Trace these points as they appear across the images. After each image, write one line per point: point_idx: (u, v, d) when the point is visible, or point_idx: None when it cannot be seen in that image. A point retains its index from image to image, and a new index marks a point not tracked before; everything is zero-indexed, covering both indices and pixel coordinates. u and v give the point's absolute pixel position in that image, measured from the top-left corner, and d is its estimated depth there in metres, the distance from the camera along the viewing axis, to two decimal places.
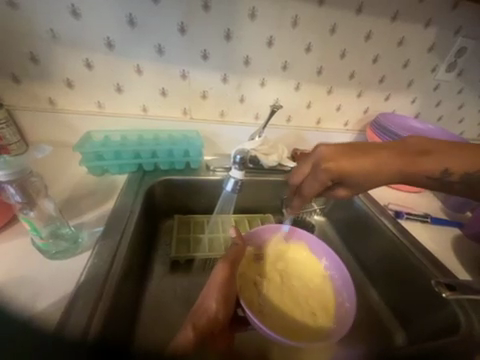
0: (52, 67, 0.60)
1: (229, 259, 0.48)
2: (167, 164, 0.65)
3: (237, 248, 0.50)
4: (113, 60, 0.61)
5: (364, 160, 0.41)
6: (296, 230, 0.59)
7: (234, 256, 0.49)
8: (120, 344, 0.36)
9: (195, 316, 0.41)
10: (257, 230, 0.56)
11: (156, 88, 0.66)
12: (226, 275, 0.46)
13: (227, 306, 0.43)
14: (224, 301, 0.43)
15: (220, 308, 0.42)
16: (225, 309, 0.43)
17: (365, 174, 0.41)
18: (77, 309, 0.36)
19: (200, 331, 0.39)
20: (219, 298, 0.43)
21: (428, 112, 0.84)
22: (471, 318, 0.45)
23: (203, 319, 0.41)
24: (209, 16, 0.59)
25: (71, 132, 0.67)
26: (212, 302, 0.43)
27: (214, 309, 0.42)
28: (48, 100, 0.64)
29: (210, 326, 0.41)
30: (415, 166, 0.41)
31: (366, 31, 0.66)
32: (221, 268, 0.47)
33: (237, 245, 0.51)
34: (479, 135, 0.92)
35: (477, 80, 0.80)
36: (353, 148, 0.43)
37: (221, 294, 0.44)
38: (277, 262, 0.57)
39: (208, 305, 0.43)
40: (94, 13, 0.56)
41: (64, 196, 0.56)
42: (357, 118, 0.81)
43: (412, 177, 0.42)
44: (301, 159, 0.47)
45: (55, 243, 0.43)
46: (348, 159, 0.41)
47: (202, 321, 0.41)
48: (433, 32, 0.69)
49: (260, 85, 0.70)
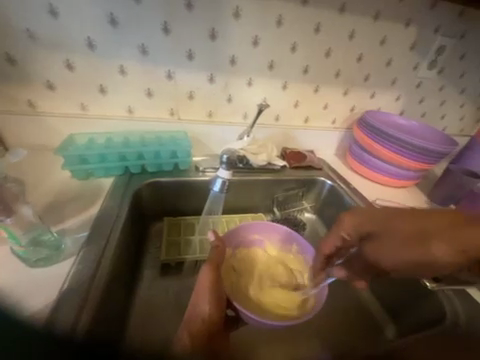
0: (31, 69, 0.58)
1: (213, 262, 0.45)
2: (154, 166, 0.64)
3: (217, 252, 0.46)
4: (95, 60, 0.60)
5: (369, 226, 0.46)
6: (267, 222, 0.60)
7: (217, 258, 0.46)
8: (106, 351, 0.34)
9: (190, 322, 0.39)
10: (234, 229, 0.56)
11: (141, 89, 0.65)
12: (214, 277, 0.43)
13: (220, 308, 0.42)
14: (217, 302, 0.41)
15: (213, 309, 0.40)
16: (220, 310, 0.41)
17: (370, 225, 0.46)
18: (61, 317, 0.34)
19: (198, 337, 0.38)
20: (212, 300, 0.41)
21: (412, 109, 0.86)
22: (454, 303, 0.48)
23: (199, 325, 0.39)
24: (193, 15, 0.59)
25: (54, 135, 0.65)
26: (205, 305, 0.40)
27: (207, 310, 0.40)
28: (27, 103, 0.61)
29: (207, 330, 0.39)
30: (396, 228, 0.43)
31: (349, 31, 0.67)
32: (207, 272, 0.43)
33: (217, 249, 0.47)
34: (461, 130, 0.95)
35: (457, 77, 0.82)
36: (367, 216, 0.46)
37: (214, 296, 0.41)
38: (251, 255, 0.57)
39: (201, 309, 0.40)
40: (73, 13, 0.54)
41: (46, 201, 0.54)
42: (344, 116, 0.82)
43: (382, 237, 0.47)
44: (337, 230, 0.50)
45: (35, 251, 0.42)
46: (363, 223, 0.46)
47: (198, 327, 0.39)
48: (413, 31, 0.71)
49: (248, 84, 0.70)
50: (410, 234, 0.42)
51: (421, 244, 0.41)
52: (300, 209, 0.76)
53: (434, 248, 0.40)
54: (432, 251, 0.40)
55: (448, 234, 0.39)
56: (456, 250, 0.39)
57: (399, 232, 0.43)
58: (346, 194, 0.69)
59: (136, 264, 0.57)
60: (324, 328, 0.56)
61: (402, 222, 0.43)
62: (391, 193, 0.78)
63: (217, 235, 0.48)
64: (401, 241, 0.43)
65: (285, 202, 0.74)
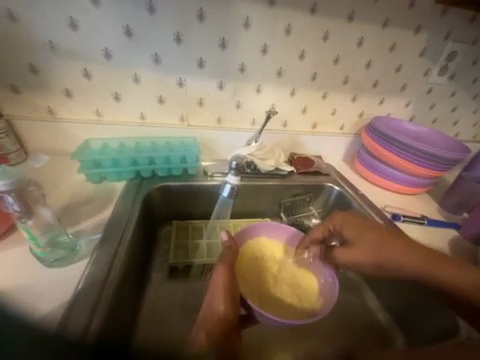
0: (52, 77, 0.62)
1: (227, 262, 0.45)
2: (164, 170, 0.65)
3: (230, 252, 0.47)
4: (111, 69, 0.62)
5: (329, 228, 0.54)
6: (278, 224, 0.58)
7: (231, 258, 0.46)
8: (118, 349, 0.36)
9: (206, 321, 0.40)
10: (245, 230, 0.56)
11: (153, 96, 0.67)
12: (228, 277, 0.43)
13: (235, 306, 0.41)
14: (231, 301, 0.40)
15: (228, 309, 0.40)
16: (234, 309, 0.40)
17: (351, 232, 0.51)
18: (76, 314, 0.36)
19: (213, 336, 0.37)
20: (226, 300, 0.40)
21: (422, 115, 0.85)
22: (466, 316, 0.46)
23: (214, 324, 0.38)
24: (205, 26, 0.61)
25: (70, 140, 0.68)
26: (220, 305, 0.40)
27: (222, 310, 0.39)
28: (47, 109, 0.65)
29: (222, 329, 0.38)
30: (377, 240, 0.49)
31: (358, 38, 0.68)
32: (221, 272, 0.43)
33: (230, 248, 0.48)
34: (473, 136, 0.93)
35: (469, 83, 0.81)
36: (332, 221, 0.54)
37: (228, 295, 0.41)
38: (251, 257, 0.55)
39: (216, 308, 0.40)
40: (92, 25, 0.57)
41: (62, 203, 0.56)
42: (352, 122, 0.82)
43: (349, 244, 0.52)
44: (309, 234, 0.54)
45: (53, 251, 0.44)
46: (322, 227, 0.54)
47: (213, 326, 0.38)
48: (423, 38, 0.71)
49: (256, 91, 0.71)
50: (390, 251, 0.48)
51: (395, 254, 0.47)
52: (308, 215, 0.75)
53: (397, 260, 0.47)
54: (395, 261, 0.47)
55: (414, 257, 0.46)
56: (413, 267, 0.46)
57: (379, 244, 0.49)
58: (355, 200, 0.69)
59: (145, 266, 0.58)
60: (331, 335, 0.55)
61: (383, 238, 0.49)
62: (401, 199, 0.77)
63: (229, 234, 0.50)
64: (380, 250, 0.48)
65: (291, 208, 0.75)
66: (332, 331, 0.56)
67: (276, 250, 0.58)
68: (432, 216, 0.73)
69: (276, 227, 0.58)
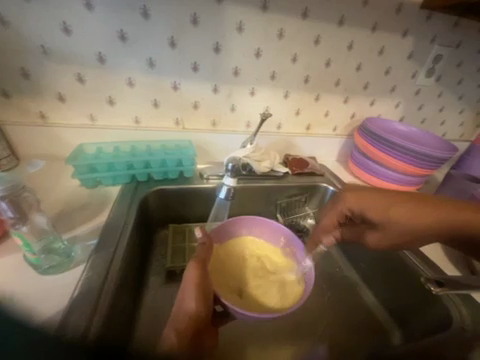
0: (44, 82, 0.61)
1: (199, 258, 0.45)
2: (160, 174, 0.65)
3: (204, 248, 0.48)
4: (105, 73, 0.62)
5: (363, 200, 0.47)
6: (253, 219, 0.60)
7: (204, 255, 0.46)
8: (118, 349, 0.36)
9: (176, 319, 0.39)
10: (220, 227, 0.57)
11: (148, 100, 0.67)
12: (198, 274, 0.43)
13: (207, 303, 0.41)
14: (203, 299, 0.40)
15: (199, 306, 0.40)
16: (205, 306, 0.40)
17: (385, 203, 0.46)
18: (72, 321, 0.35)
19: (183, 334, 0.37)
20: (197, 298, 0.40)
21: (411, 115, 0.88)
22: (459, 308, 0.47)
23: (184, 322, 0.38)
24: (199, 30, 0.61)
25: (63, 145, 0.67)
26: (191, 303, 0.40)
27: (192, 307, 0.39)
28: (39, 114, 0.64)
29: (192, 326, 0.39)
30: (398, 214, 0.45)
31: (348, 41, 0.70)
32: (192, 268, 0.43)
33: (204, 244, 0.49)
34: (460, 135, 0.97)
35: (455, 84, 0.84)
36: (363, 193, 0.48)
37: (199, 293, 0.40)
38: (225, 255, 0.56)
39: (186, 305, 0.40)
40: (85, 30, 0.57)
41: (55, 209, 0.55)
42: (345, 123, 0.84)
43: (392, 217, 0.45)
44: (330, 212, 0.51)
45: (47, 258, 0.43)
46: (353, 200, 0.48)
47: (183, 324, 0.38)
48: (410, 41, 0.73)
49: (251, 94, 0.72)
50: (416, 221, 0.44)
51: (422, 222, 0.44)
52: (303, 215, 0.77)
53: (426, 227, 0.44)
54: (426, 229, 0.44)
55: (440, 217, 0.43)
56: (444, 228, 0.43)
57: (402, 216, 0.44)
58: None
59: (142, 271, 0.58)
60: (330, 334, 0.55)
61: (401, 209, 0.45)
62: None
63: (203, 231, 0.51)
64: (405, 223, 0.44)
65: (287, 209, 0.75)
66: (330, 329, 0.56)
67: (255, 246, 0.60)
68: None
69: (242, 222, 0.60)
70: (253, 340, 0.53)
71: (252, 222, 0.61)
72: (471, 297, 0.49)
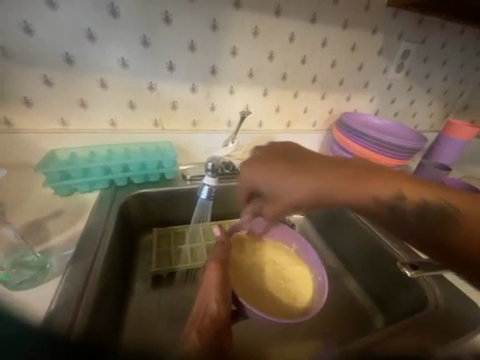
0: (7, 86, 0.57)
1: (219, 259, 0.46)
2: (140, 177, 0.64)
3: (223, 248, 0.48)
4: (75, 74, 0.59)
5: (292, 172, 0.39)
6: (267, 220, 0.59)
7: (223, 255, 0.47)
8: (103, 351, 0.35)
9: (198, 321, 0.39)
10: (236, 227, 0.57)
11: (123, 103, 0.65)
12: (219, 275, 0.43)
13: (227, 303, 0.42)
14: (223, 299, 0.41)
15: (221, 308, 0.40)
16: (226, 307, 0.41)
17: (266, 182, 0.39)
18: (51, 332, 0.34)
19: (205, 334, 0.37)
20: (218, 298, 0.41)
21: (385, 109, 0.92)
22: (433, 288, 0.51)
23: (206, 322, 0.39)
24: (172, 28, 0.60)
25: (32, 152, 0.63)
26: (213, 303, 0.40)
27: (215, 309, 0.40)
28: (4, 121, 0.60)
29: (216, 328, 0.39)
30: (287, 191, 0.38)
31: (322, 39, 0.72)
32: (214, 269, 0.44)
33: (223, 244, 0.49)
34: (430, 126, 1.03)
35: (423, 78, 0.89)
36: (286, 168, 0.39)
37: (219, 293, 0.42)
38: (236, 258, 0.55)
39: (209, 306, 0.40)
40: (49, 29, 0.54)
41: (27, 220, 0.52)
42: (324, 118, 0.86)
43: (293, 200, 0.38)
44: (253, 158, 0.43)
45: (18, 273, 0.41)
46: (260, 173, 0.40)
47: (206, 325, 0.38)
48: (380, 38, 0.77)
49: (229, 93, 0.72)
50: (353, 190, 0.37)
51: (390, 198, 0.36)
52: None
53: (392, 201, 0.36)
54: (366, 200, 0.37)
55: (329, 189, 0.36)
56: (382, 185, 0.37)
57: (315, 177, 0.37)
58: None
59: (126, 278, 0.56)
60: (319, 324, 0.57)
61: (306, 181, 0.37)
62: None
63: (222, 230, 0.51)
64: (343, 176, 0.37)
65: None
66: (317, 319, 0.58)
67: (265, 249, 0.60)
68: None
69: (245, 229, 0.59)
70: (244, 334, 0.53)
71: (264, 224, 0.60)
72: (442, 276, 0.53)
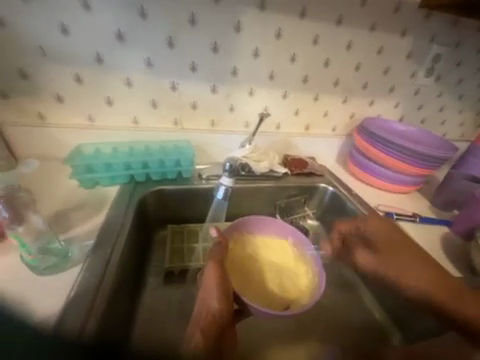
0: (42, 83, 0.61)
1: (217, 258, 0.45)
2: (158, 174, 0.65)
3: (220, 248, 0.48)
4: (103, 73, 0.62)
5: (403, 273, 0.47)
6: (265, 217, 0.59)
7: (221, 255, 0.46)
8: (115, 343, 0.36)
9: (200, 320, 0.39)
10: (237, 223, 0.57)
11: (146, 101, 0.67)
12: (217, 273, 0.43)
13: (229, 302, 0.41)
14: (225, 299, 0.40)
15: (222, 307, 0.40)
16: (228, 305, 0.40)
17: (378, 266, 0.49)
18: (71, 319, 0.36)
19: (208, 333, 0.38)
20: (220, 297, 0.40)
21: (411, 115, 0.87)
22: None
23: (209, 321, 0.39)
24: (196, 30, 0.61)
25: (60, 145, 0.67)
26: (214, 302, 0.40)
27: (215, 308, 0.39)
28: (38, 115, 0.64)
29: (217, 326, 0.39)
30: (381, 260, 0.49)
31: (347, 42, 0.70)
32: (212, 269, 0.43)
33: (220, 244, 0.48)
34: (461, 136, 0.96)
35: (454, 84, 0.84)
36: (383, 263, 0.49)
37: (221, 292, 0.41)
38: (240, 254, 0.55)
39: (210, 305, 0.40)
40: (83, 31, 0.57)
41: (52, 210, 0.55)
42: (344, 123, 0.83)
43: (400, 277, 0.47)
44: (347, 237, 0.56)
45: (44, 258, 0.43)
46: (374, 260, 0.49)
47: (207, 325, 0.39)
48: (410, 41, 0.73)
49: (249, 94, 0.72)
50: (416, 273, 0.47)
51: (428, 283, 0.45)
52: (303, 216, 0.75)
53: (427, 287, 0.45)
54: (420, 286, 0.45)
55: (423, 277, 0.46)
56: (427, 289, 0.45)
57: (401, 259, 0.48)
58: (349, 200, 0.70)
59: (140, 273, 0.57)
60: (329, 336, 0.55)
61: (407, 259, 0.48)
62: (391, 197, 0.78)
63: (218, 231, 0.51)
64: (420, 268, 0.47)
65: (287, 209, 0.75)
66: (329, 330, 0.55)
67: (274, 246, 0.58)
68: (423, 213, 0.74)
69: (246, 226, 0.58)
70: (251, 338, 0.52)
71: (265, 221, 0.59)
72: None
